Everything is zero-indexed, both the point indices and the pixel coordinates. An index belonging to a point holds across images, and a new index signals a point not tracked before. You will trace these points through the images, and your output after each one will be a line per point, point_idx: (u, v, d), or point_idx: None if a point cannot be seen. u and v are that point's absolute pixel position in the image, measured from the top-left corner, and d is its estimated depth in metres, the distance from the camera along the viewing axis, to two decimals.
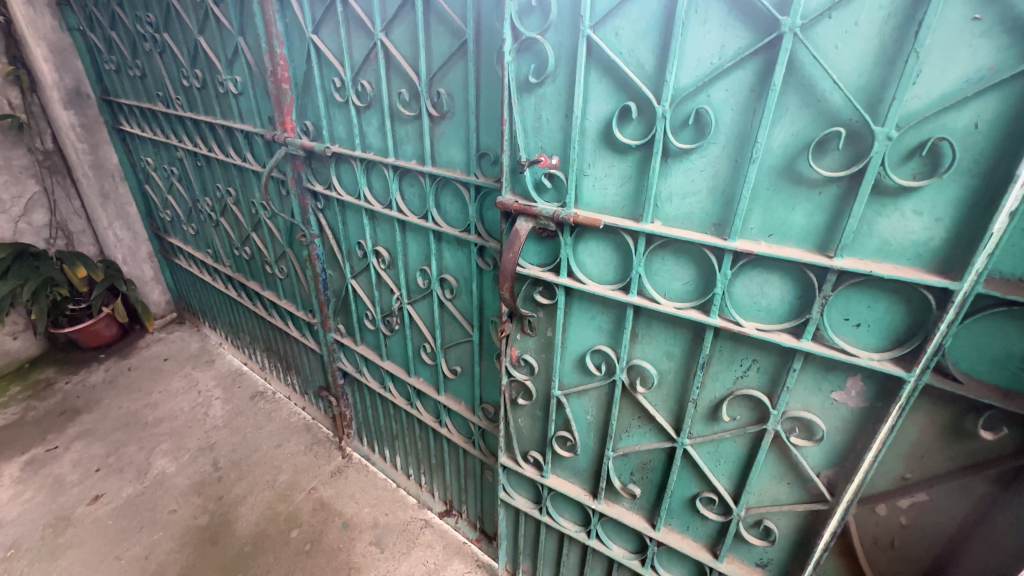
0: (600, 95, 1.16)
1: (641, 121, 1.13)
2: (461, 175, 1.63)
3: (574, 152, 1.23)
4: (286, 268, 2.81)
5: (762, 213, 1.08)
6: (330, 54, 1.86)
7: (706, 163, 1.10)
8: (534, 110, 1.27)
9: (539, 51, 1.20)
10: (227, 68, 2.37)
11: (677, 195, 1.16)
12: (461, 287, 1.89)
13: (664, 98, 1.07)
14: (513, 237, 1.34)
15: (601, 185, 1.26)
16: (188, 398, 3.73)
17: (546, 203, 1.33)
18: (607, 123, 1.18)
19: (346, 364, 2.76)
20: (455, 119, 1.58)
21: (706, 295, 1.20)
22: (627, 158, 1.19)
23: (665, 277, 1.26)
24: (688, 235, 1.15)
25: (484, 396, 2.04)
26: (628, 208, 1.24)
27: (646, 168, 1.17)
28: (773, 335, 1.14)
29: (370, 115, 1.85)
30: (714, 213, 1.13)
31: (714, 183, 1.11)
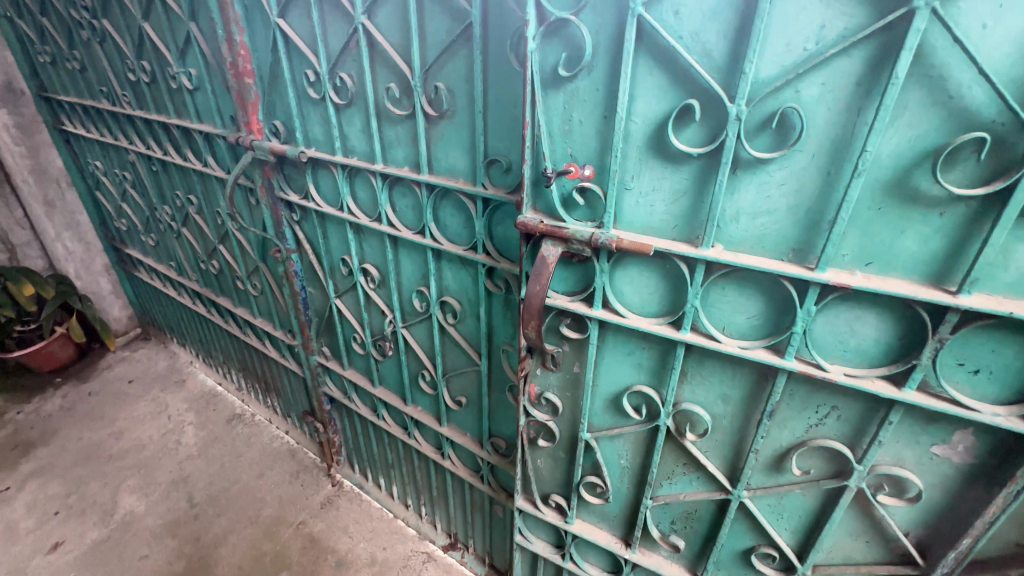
0: (650, 91, 0.93)
1: (704, 123, 0.91)
2: (466, 186, 1.38)
3: (616, 161, 0.99)
4: (260, 284, 2.52)
5: (859, 238, 0.87)
6: (300, 41, 1.57)
7: (788, 175, 0.88)
8: (564, 110, 1.03)
9: (572, 37, 0.96)
10: (178, 59, 2.04)
11: (745, 215, 0.94)
12: (465, 310, 1.65)
13: (739, 95, 0.84)
14: (539, 266, 1.10)
15: (646, 201, 1.03)
16: (157, 425, 3.40)
17: (577, 223, 1.10)
18: (659, 126, 0.95)
19: (332, 388, 2.49)
20: (457, 119, 1.33)
21: (779, 334, 0.99)
22: (683, 169, 0.96)
23: (725, 310, 1.05)
24: (762, 264, 0.94)
25: (494, 430, 1.81)
26: (682, 229, 1.02)
27: (707, 180, 0.95)
28: (865, 382, 0.94)
29: (352, 113, 1.57)
30: (795, 236, 0.92)
31: (797, 200, 0.89)
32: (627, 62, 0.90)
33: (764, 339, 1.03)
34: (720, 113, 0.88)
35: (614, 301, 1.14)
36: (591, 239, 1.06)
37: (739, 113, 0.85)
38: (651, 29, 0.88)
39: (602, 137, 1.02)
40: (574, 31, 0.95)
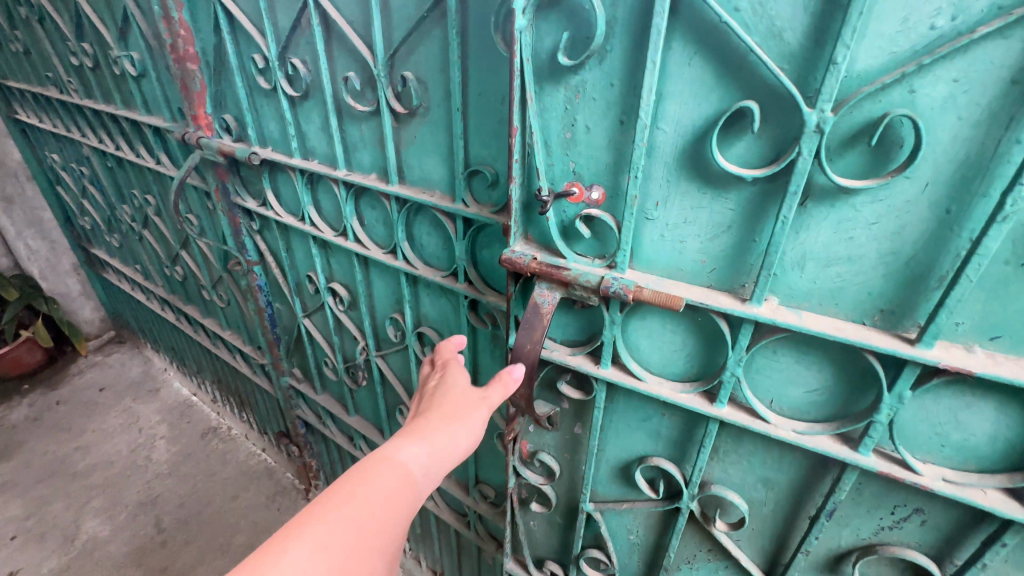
0: (687, 88, 0.68)
1: (762, 135, 0.65)
2: (443, 201, 1.11)
3: (635, 182, 0.74)
4: (226, 295, 2.26)
5: (981, 304, 0.61)
6: (244, 19, 1.29)
7: (882, 211, 0.62)
8: (566, 112, 0.80)
9: (576, 13, 0.72)
10: (120, 41, 1.76)
11: (814, 262, 0.69)
12: (445, 342, 1.39)
13: (825, 96, 0.57)
14: (529, 315, 0.87)
15: (675, 236, 0.78)
16: (127, 438, 3.17)
17: (580, 264, 0.86)
18: (697, 137, 0.70)
19: (307, 412, 2.25)
20: (431, 118, 1.06)
21: (852, 420, 0.73)
22: (728, 196, 0.71)
23: (776, 380, 0.80)
24: (835, 330, 0.68)
25: (480, 476, 1.57)
26: (721, 273, 0.76)
27: (762, 211, 0.70)
28: (972, 492, 0.68)
29: (309, 108, 1.30)
30: (886, 294, 0.66)
31: (892, 246, 0.63)
32: (657, 46, 0.64)
33: (829, 423, 0.77)
34: (791, 122, 0.63)
35: (627, 360, 0.89)
36: (596, 286, 0.81)
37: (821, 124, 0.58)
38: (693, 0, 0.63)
39: (617, 149, 0.78)
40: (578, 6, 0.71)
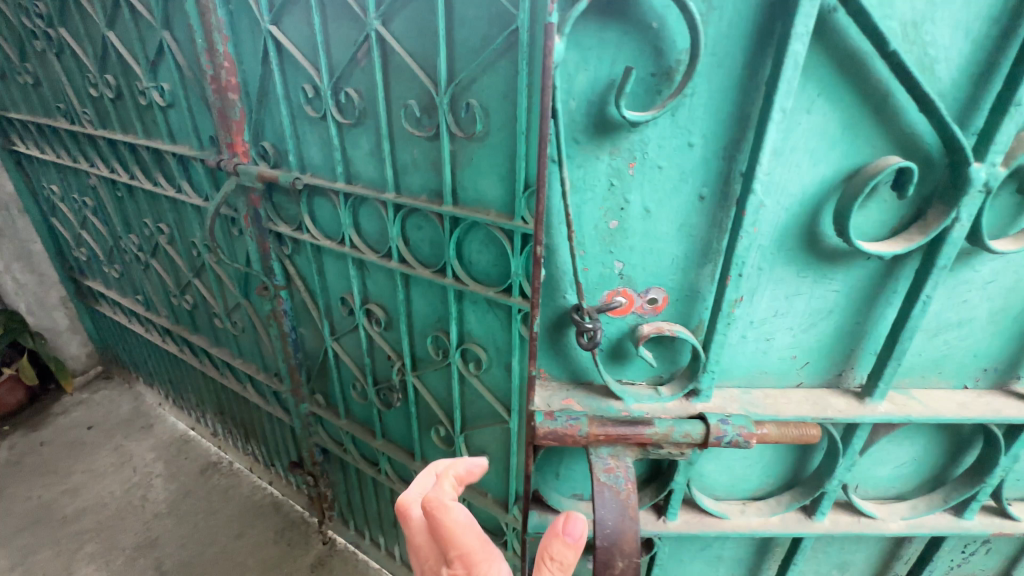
0: (803, 155, 0.84)
1: (882, 210, 0.88)
2: (500, 219, 1.17)
3: (747, 249, 0.87)
4: (242, 322, 2.24)
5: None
6: (295, 50, 1.34)
7: (983, 296, 0.95)
8: (612, 190, 0.88)
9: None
10: (149, 72, 1.79)
11: (933, 333, 0.99)
12: (491, 358, 1.43)
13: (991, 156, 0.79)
14: (604, 486, 0.85)
15: (775, 313, 0.99)
16: (119, 478, 3.02)
17: (641, 400, 1.03)
18: (807, 212, 0.89)
19: (326, 439, 2.22)
20: (490, 142, 1.13)
21: (959, 490, 1.13)
22: (830, 280, 0.95)
23: (884, 477, 1.17)
24: (951, 409, 1.01)
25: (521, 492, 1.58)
26: (813, 357, 1.04)
27: (860, 288, 0.96)
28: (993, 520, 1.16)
29: (359, 134, 1.35)
30: (980, 345, 1.01)
31: (988, 312, 0.97)
32: (790, 81, 0.75)
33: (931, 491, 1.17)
34: (962, 177, 0.81)
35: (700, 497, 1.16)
36: (702, 436, 0.92)
37: (985, 185, 0.81)
38: (831, 16, 0.75)
39: (682, 233, 0.91)
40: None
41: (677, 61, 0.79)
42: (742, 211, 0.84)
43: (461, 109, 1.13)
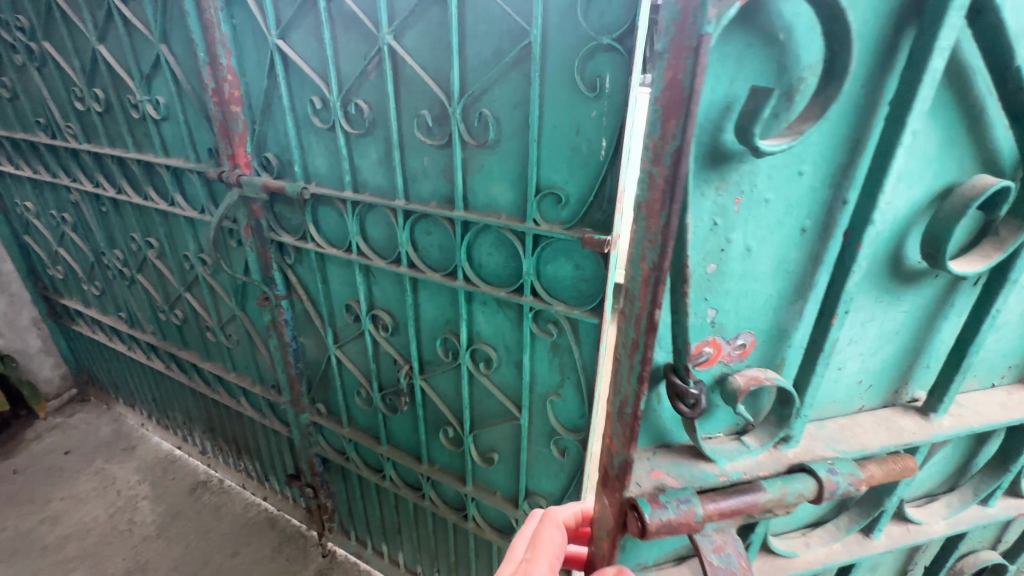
0: (909, 169, 0.66)
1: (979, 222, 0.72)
2: (512, 222, 1.23)
3: (856, 285, 0.68)
4: (238, 334, 2.23)
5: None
6: (302, 63, 1.38)
7: None
8: (714, 230, 0.62)
9: (616, 49, 0.99)
10: (142, 86, 1.79)
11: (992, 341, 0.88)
12: (501, 357, 1.48)
13: None
14: (718, 571, 0.69)
15: (849, 351, 0.79)
16: (103, 503, 2.91)
17: (733, 459, 0.74)
18: (896, 236, 0.71)
19: (327, 448, 2.21)
20: (502, 149, 1.19)
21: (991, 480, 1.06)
22: (903, 303, 0.78)
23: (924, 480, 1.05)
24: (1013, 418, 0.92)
25: (531, 486, 1.63)
26: (878, 385, 0.86)
27: (935, 311, 0.81)
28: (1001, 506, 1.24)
29: (367, 144, 1.40)
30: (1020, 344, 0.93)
31: None
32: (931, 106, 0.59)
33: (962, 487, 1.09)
34: None
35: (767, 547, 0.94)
36: (815, 494, 0.71)
37: None
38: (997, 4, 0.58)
39: (779, 271, 0.67)
40: (619, 42, 0.98)
41: (803, 80, 0.55)
42: (856, 243, 0.65)
43: (473, 118, 1.19)
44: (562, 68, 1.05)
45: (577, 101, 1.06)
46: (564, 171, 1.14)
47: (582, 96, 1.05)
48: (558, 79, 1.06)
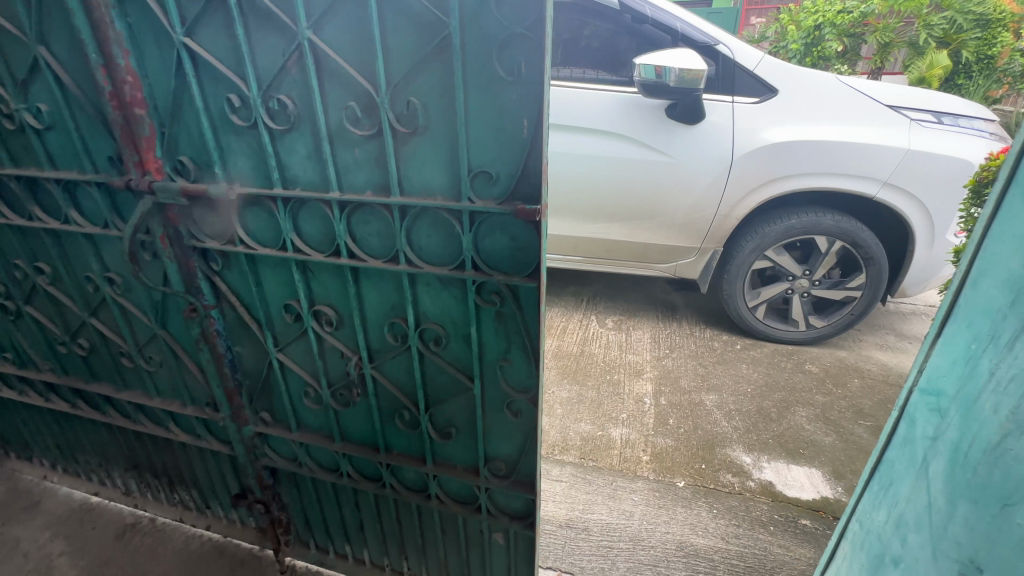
0: None
1: None
2: (449, 202, 1.33)
3: None
4: (160, 355, 2.10)
5: (946, 354, 1.18)
6: (215, 61, 1.36)
7: None
8: None
9: (527, 37, 1.12)
10: (18, 93, 1.63)
11: None
12: (449, 333, 1.57)
13: None
14: None
15: None
16: (8, 568, 2.56)
17: None
18: None
19: (276, 458, 2.15)
20: (431, 134, 1.28)
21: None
22: None
23: None
24: None
25: (490, 452, 1.74)
26: None
27: None
28: (889, 451, 1.37)
29: (294, 139, 1.41)
30: None
31: None
32: None
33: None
34: None
35: None
36: None
37: None
38: None
39: None
40: (529, 31, 1.12)
41: None
42: None
43: (401, 107, 1.26)
44: (479, 57, 1.17)
45: (497, 87, 1.18)
46: (494, 152, 1.26)
47: (501, 85, 1.18)
48: (478, 68, 1.18)
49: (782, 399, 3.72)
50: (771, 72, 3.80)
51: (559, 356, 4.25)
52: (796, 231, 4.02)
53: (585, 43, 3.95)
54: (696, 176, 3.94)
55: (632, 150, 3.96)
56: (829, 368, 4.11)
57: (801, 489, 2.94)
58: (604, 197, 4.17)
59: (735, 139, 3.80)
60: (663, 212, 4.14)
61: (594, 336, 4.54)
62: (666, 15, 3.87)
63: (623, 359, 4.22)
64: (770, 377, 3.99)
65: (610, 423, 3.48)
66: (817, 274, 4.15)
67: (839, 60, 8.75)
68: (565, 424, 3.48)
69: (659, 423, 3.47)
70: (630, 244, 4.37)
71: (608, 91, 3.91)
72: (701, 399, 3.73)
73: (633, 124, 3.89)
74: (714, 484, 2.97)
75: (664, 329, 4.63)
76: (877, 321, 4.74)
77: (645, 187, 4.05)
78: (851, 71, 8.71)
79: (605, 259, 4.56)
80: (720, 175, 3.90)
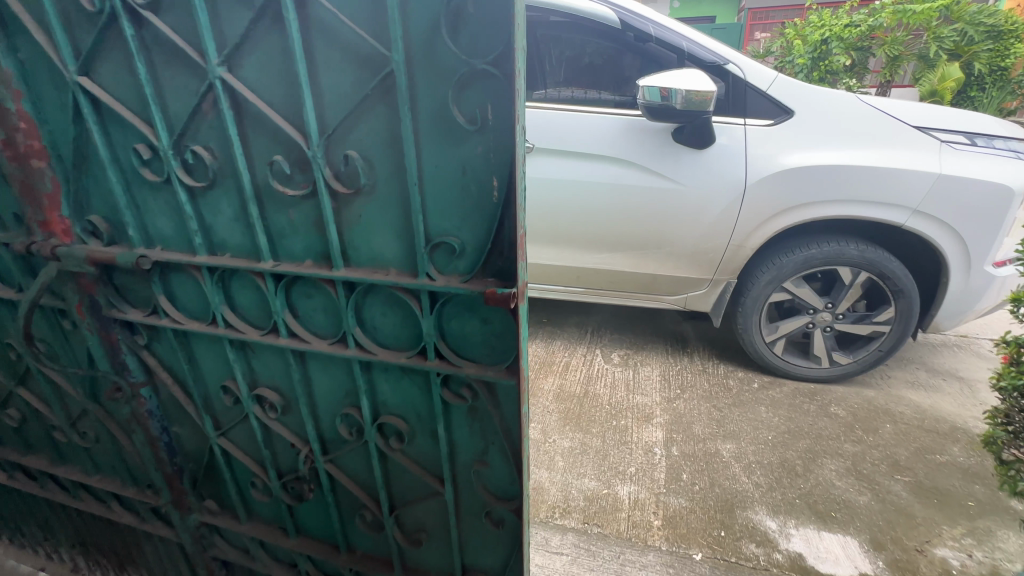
0: None
1: None
2: (403, 279, 1.05)
3: None
4: (95, 430, 1.83)
5: None
6: (119, 105, 1.10)
7: None
8: None
9: (493, 75, 0.84)
10: None
11: None
12: (414, 428, 1.28)
13: None
14: None
15: None
16: None
17: None
18: None
19: (227, 549, 1.86)
20: (379, 195, 1.01)
21: None
22: None
23: None
24: None
25: (469, 563, 1.44)
26: None
27: None
28: None
29: (217, 198, 1.15)
30: None
31: None
32: None
33: None
34: None
35: None
36: None
37: None
38: None
39: None
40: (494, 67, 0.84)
41: None
42: None
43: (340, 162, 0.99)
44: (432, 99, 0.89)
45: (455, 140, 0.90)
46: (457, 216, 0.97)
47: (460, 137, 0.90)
48: (431, 116, 0.90)
49: (806, 448, 3.37)
50: (785, 93, 3.53)
51: (561, 397, 3.93)
52: (817, 261, 3.71)
53: (588, 61, 3.72)
54: (706, 204, 3.66)
55: (637, 176, 3.69)
56: (857, 411, 3.75)
57: (835, 563, 2.59)
58: (607, 225, 3.89)
59: (749, 164, 3.52)
60: (672, 242, 3.84)
61: (598, 374, 4.21)
62: (671, 34, 3.62)
63: (631, 401, 3.88)
64: (793, 422, 3.63)
65: (617, 479, 3.15)
66: (841, 307, 3.82)
67: (847, 74, 8.44)
68: (567, 481, 3.14)
69: (672, 480, 3.13)
70: (636, 276, 4.07)
71: (611, 114, 3.65)
72: (717, 448, 3.39)
73: (638, 148, 3.63)
74: (736, 557, 2.62)
75: (675, 365, 4.30)
76: (904, 355, 4.40)
77: (652, 216, 3.77)
78: (859, 85, 8.42)
79: (609, 290, 4.25)
80: (733, 203, 3.62)
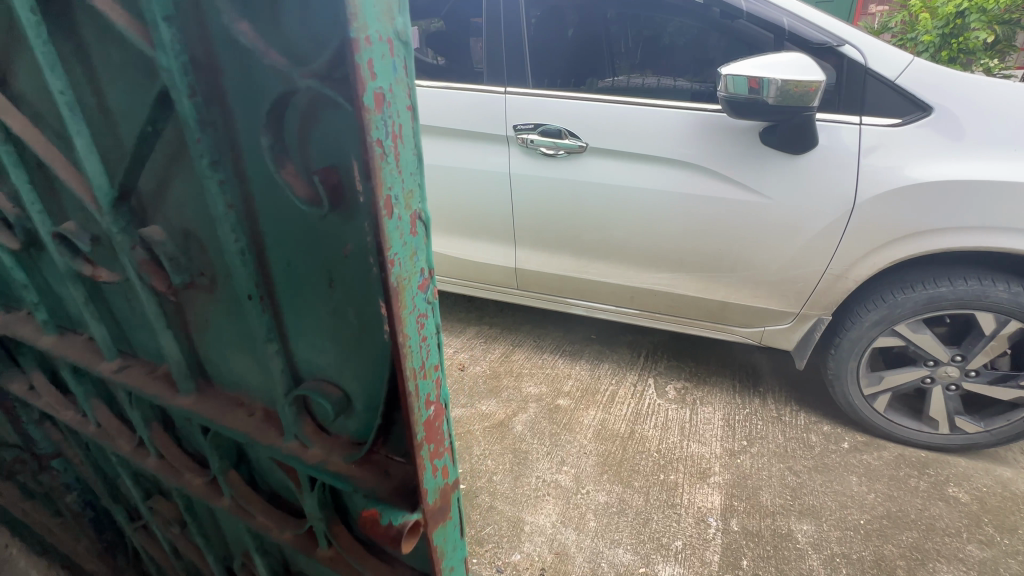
0: None
1: None
2: (270, 439, 1.07)
3: None
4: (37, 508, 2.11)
5: None
6: None
7: None
8: None
9: (335, 95, 0.69)
10: None
11: None
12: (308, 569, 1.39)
13: None
14: None
15: None
16: None
17: None
18: None
19: None
20: (217, 291, 1.05)
21: None
22: None
23: None
24: None
25: None
26: None
27: None
28: None
29: (45, 258, 1.38)
30: None
31: None
32: None
33: None
34: None
35: None
36: None
37: None
38: None
39: None
40: (339, 89, 0.68)
41: None
42: None
43: (192, 252, 1.02)
44: (289, 144, 0.77)
45: (308, 204, 0.78)
46: (324, 338, 0.94)
47: (315, 198, 0.77)
48: (277, 170, 0.78)
49: (910, 546, 2.66)
50: (920, 84, 2.73)
51: (601, 437, 3.40)
52: (947, 304, 2.88)
53: (667, 43, 3.07)
54: (797, 223, 2.95)
55: (711, 184, 3.04)
56: (986, 497, 2.92)
57: None
58: (669, 241, 3.28)
59: (863, 174, 2.75)
60: (750, 266, 3.16)
61: (649, 410, 3.63)
62: (768, 7, 2.89)
63: (685, 451, 3.28)
64: (895, 504, 2.89)
65: (658, 555, 2.64)
66: (975, 362, 2.96)
67: (986, 53, 6.64)
68: (598, 550, 2.68)
69: (728, 566, 2.59)
70: (702, 302, 3.42)
71: (682, 109, 3.02)
72: (791, 530, 2.75)
73: (714, 150, 2.97)
74: None
75: (743, 409, 3.62)
76: None
77: (725, 231, 3.11)
78: (1001, 67, 6.61)
79: (668, 315, 3.62)
80: (835, 222, 2.87)
